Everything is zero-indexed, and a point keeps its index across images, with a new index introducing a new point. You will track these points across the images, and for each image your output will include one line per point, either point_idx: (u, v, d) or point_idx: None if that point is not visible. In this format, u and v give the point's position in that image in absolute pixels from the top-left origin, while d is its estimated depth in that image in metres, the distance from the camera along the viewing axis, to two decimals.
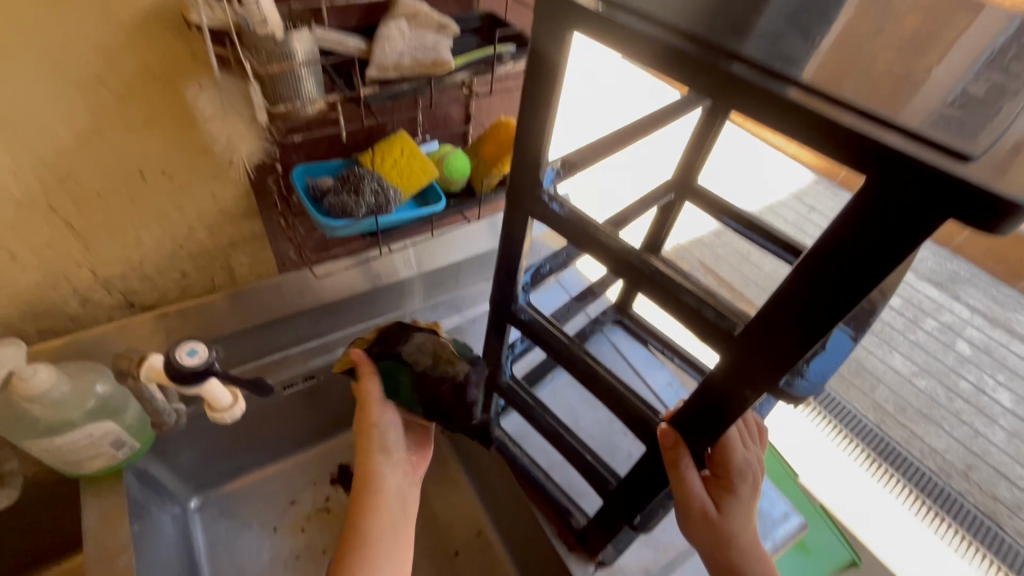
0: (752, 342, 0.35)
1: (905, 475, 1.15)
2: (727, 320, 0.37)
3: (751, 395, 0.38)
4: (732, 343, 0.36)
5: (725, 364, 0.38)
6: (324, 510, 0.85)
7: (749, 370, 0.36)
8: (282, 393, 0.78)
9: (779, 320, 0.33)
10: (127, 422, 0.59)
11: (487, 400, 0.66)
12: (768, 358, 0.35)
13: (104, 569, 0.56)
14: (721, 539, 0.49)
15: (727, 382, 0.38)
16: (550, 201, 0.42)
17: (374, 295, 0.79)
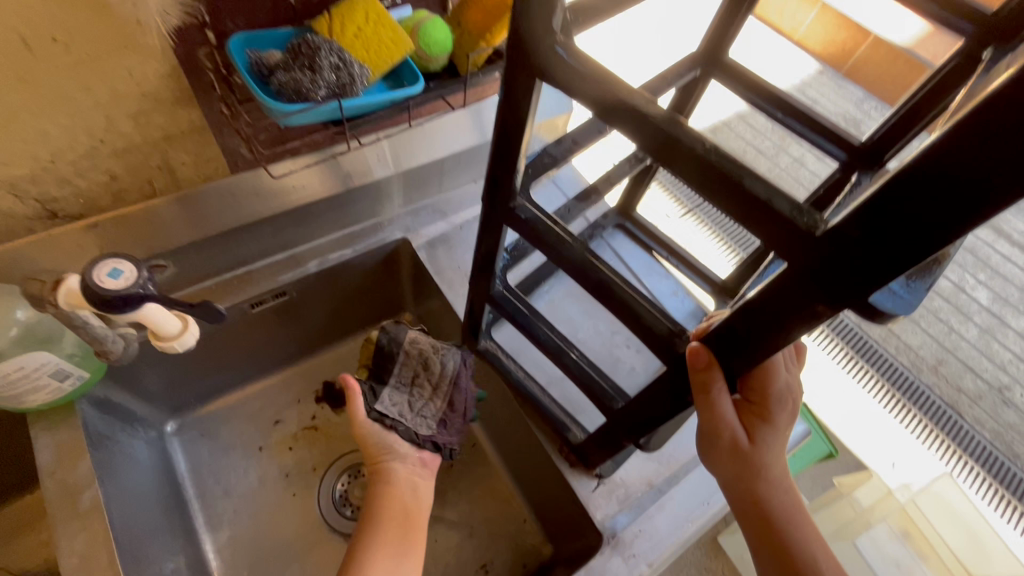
0: (840, 250, 0.25)
1: (880, 371, 1.17)
2: (804, 214, 0.26)
3: (826, 312, 0.28)
4: (810, 248, 0.26)
5: (793, 276, 0.28)
6: (310, 429, 0.81)
7: (815, 278, 0.27)
8: (251, 312, 0.71)
9: (891, 215, 0.23)
10: (66, 351, 0.51)
11: (479, 310, 0.59)
12: (844, 272, 0.26)
13: (68, 507, 0.51)
14: (748, 468, 0.46)
15: (791, 302, 0.29)
16: (563, 54, 0.31)
17: (346, 198, 0.68)
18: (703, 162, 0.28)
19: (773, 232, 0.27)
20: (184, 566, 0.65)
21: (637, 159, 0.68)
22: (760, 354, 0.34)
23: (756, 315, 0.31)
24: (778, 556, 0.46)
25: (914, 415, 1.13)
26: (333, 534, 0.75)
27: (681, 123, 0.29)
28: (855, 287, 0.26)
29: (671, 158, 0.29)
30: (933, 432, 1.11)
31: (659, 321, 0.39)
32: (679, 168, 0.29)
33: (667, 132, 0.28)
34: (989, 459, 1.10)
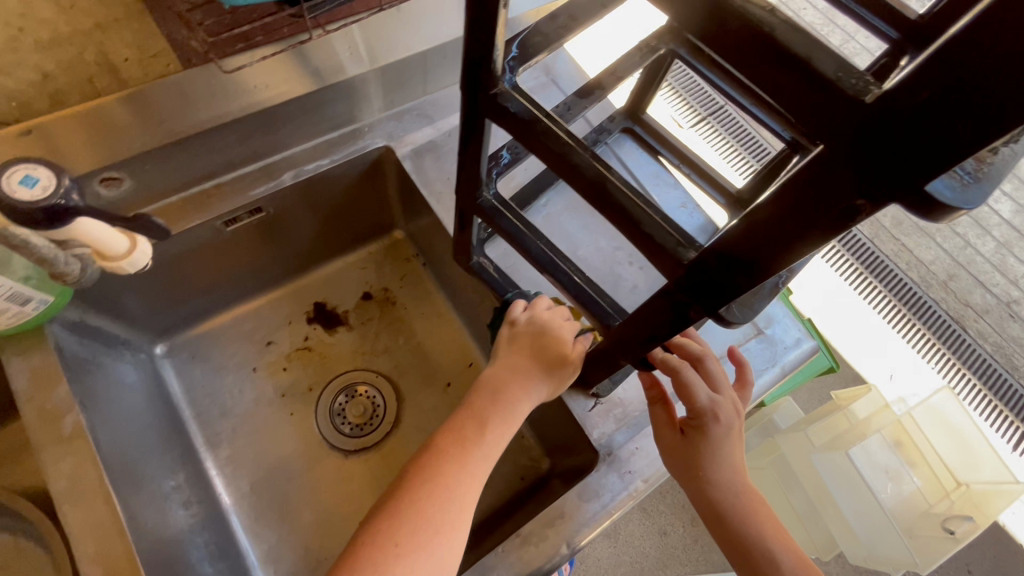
0: (899, 119, 0.19)
1: (888, 287, 1.16)
2: (861, 80, 0.21)
3: (867, 209, 0.23)
4: (859, 121, 0.21)
5: (832, 162, 0.22)
6: (304, 349, 0.80)
7: (864, 171, 0.21)
8: (228, 230, 0.66)
9: (983, 60, 0.17)
10: (20, 274, 0.46)
11: (468, 220, 0.54)
12: (900, 162, 0.20)
13: (50, 431, 0.50)
14: (695, 477, 0.48)
15: (823, 193, 0.23)
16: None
17: (317, 98, 0.60)
18: (734, 19, 0.22)
19: (816, 99, 0.22)
20: (185, 483, 0.65)
21: (649, 48, 0.60)
22: (772, 269, 0.28)
23: (778, 216, 0.26)
24: (735, 554, 0.47)
25: (918, 328, 1.13)
26: (332, 450, 0.75)
27: None
28: (907, 174, 0.20)
29: (691, 13, 0.23)
30: (934, 346, 1.12)
31: (661, 229, 0.34)
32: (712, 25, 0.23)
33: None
34: (981, 366, 1.11)
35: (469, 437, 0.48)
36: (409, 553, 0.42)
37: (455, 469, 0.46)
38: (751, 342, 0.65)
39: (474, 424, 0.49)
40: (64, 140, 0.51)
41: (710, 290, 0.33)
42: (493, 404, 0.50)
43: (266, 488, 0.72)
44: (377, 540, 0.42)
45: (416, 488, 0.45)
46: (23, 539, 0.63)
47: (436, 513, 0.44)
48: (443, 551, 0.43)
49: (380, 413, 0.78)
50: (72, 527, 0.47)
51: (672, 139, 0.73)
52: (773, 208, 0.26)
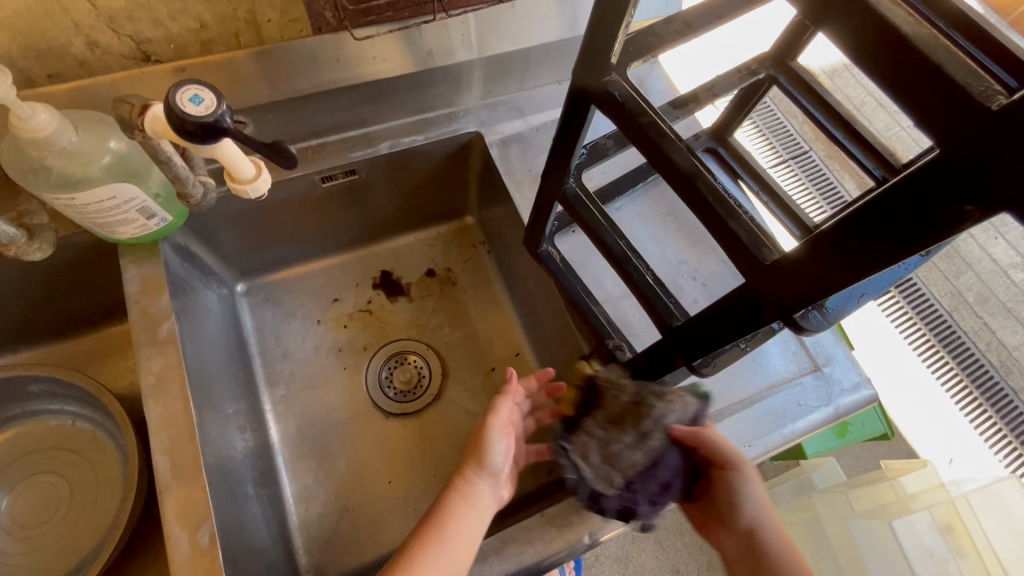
0: (1015, 126, 0.20)
1: (960, 365, 1.09)
2: (988, 88, 0.22)
3: (976, 215, 0.23)
4: (976, 127, 0.21)
5: (946, 165, 0.23)
6: (365, 311, 0.84)
7: (977, 175, 0.22)
8: (322, 186, 0.72)
9: None
10: (152, 190, 0.52)
11: (546, 207, 0.56)
12: (1015, 166, 0.21)
13: (149, 334, 0.56)
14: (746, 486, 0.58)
15: (926, 197, 0.24)
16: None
17: (425, 77, 0.65)
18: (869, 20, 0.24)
19: (938, 102, 0.23)
20: (242, 411, 0.71)
21: (749, 71, 0.61)
22: (857, 273, 0.28)
23: (873, 219, 0.26)
24: None
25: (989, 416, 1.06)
26: (374, 410, 0.79)
27: None
28: (1021, 180, 0.21)
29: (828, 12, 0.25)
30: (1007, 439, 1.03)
31: (748, 229, 0.34)
32: (838, 26, 0.25)
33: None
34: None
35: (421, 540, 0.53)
36: None
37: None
38: (806, 378, 0.63)
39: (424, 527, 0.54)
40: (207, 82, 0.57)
41: (783, 291, 0.33)
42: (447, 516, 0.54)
43: (310, 432, 0.77)
44: None
45: None
46: (100, 432, 0.70)
47: None
48: None
49: (426, 383, 0.81)
50: (153, 419, 0.53)
51: (755, 163, 0.73)
52: (868, 213, 0.26)
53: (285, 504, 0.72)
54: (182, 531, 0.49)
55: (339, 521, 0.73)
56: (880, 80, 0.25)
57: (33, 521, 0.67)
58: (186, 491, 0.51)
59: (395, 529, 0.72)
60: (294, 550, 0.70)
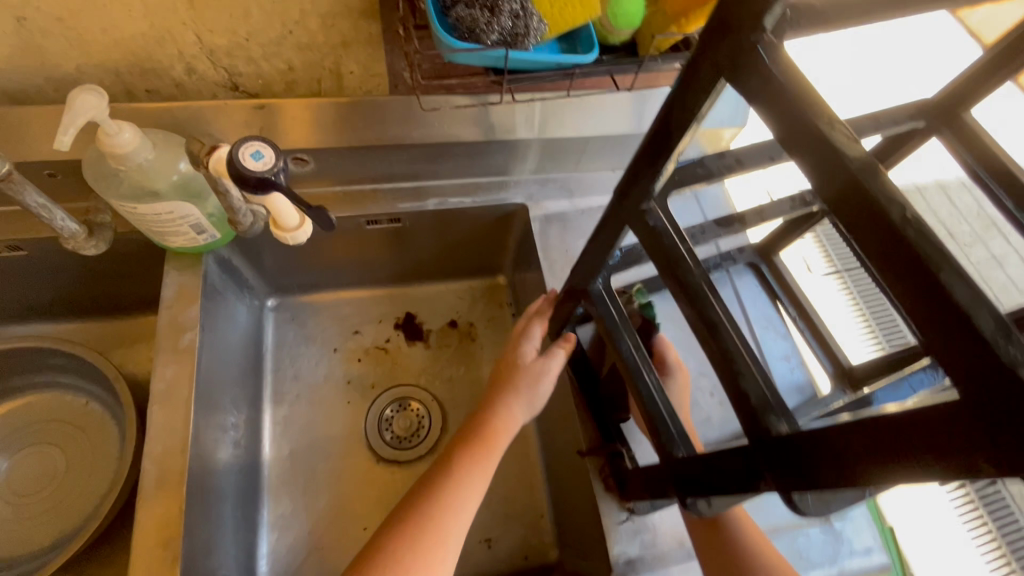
0: None
1: None
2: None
3: (990, 472, 0.22)
4: (1002, 387, 0.20)
5: (965, 413, 0.22)
6: (381, 349, 0.85)
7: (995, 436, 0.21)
8: (366, 229, 0.75)
9: None
10: (208, 210, 0.55)
11: (571, 297, 0.56)
12: None
13: (171, 341, 0.58)
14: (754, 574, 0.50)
15: (938, 435, 0.23)
16: (776, 71, 0.28)
17: (483, 147, 0.68)
18: (903, 243, 0.23)
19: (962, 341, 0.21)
20: (241, 425, 0.72)
21: (803, 202, 0.60)
22: (861, 474, 0.27)
23: (888, 434, 0.25)
24: None
25: None
26: (367, 451, 0.79)
27: (881, 173, 0.25)
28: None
29: (867, 220, 0.24)
30: None
31: (761, 389, 0.33)
32: (875, 233, 0.24)
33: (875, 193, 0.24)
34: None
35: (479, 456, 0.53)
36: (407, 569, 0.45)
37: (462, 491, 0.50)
38: (813, 529, 0.59)
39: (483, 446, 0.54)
40: (282, 121, 0.61)
41: (783, 465, 0.31)
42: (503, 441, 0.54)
43: (300, 460, 0.77)
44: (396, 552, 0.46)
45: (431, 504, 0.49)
46: (107, 416, 0.72)
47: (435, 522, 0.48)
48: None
49: (424, 434, 0.81)
50: (154, 425, 0.54)
51: (797, 290, 0.72)
52: (884, 425, 0.25)
53: (259, 528, 0.72)
54: (150, 545, 0.50)
55: (306, 559, 0.71)
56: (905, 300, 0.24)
57: (24, 489, 0.69)
58: (163, 505, 0.51)
59: None
60: None
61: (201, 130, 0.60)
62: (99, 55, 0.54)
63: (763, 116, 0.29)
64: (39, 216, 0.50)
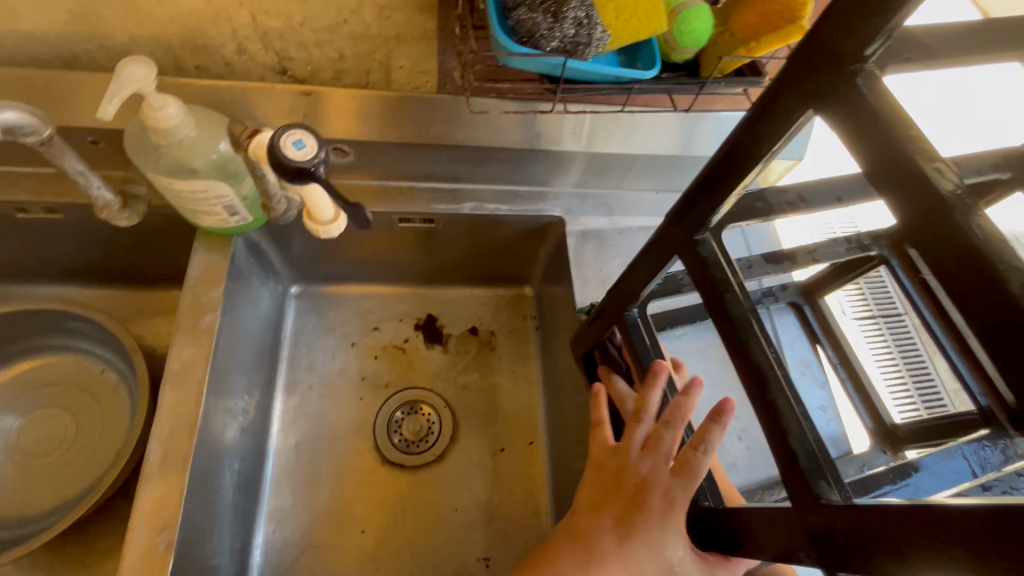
0: None
1: None
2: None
3: None
4: None
5: None
6: (399, 349, 0.84)
7: None
8: (398, 226, 0.73)
9: None
10: (242, 192, 0.54)
11: (602, 321, 0.54)
12: None
13: (191, 320, 0.57)
14: None
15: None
16: (876, 104, 0.25)
17: (526, 155, 0.65)
18: (1015, 323, 0.21)
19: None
20: (250, 411, 0.71)
21: (859, 245, 0.57)
22: (922, 567, 0.23)
23: (960, 529, 0.22)
24: None
25: None
26: (374, 452, 0.77)
27: (990, 231, 0.22)
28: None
29: (972, 291, 0.22)
30: None
31: (810, 450, 0.30)
32: (980, 307, 0.22)
33: (983, 260, 0.22)
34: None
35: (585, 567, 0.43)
36: None
37: None
38: None
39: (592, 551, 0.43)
40: (326, 108, 0.60)
41: (830, 541, 0.28)
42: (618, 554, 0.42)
43: (305, 453, 0.76)
44: None
45: None
46: (121, 385, 0.72)
47: None
48: None
49: (432, 440, 0.79)
50: (163, 405, 0.53)
51: (841, 335, 0.68)
52: (959, 517, 0.22)
53: (257, 518, 0.70)
54: (144, 529, 0.48)
55: (300, 555, 0.70)
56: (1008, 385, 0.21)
57: (32, 450, 0.69)
58: (162, 487, 0.50)
59: None
60: (248, 569, 0.68)
61: (246, 110, 0.59)
62: (154, 27, 0.54)
63: (851, 152, 0.26)
64: (75, 183, 0.50)
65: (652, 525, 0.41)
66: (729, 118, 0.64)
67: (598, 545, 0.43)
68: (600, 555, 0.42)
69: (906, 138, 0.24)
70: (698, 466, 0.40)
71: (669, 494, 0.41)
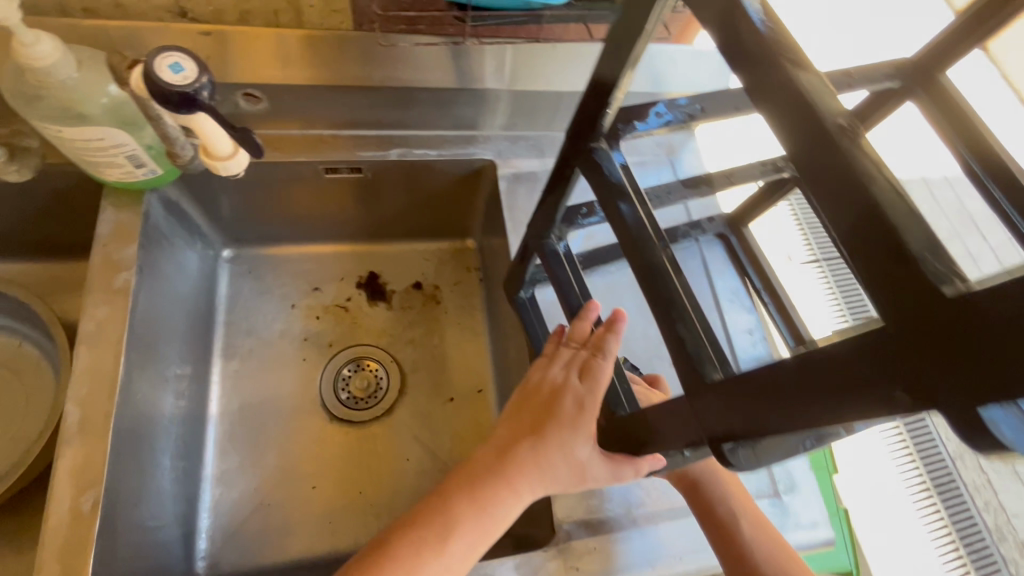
0: (960, 327, 0.19)
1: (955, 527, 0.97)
2: (948, 270, 0.20)
3: (900, 403, 0.21)
4: (929, 310, 0.20)
5: (888, 346, 0.21)
6: (342, 308, 0.83)
7: (919, 368, 0.20)
8: (326, 178, 0.71)
9: None
10: (145, 141, 0.51)
11: (527, 253, 0.55)
12: (952, 367, 0.19)
13: (103, 280, 0.54)
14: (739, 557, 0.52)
15: (862, 370, 0.22)
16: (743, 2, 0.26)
17: (451, 96, 0.64)
18: (847, 172, 0.22)
19: (895, 271, 0.21)
20: (186, 377, 0.69)
21: (774, 167, 0.59)
22: (784, 420, 0.26)
23: (812, 377, 0.24)
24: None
25: None
26: (321, 410, 0.77)
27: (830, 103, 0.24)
28: (957, 380, 0.19)
29: (812, 151, 0.24)
30: None
31: (698, 339, 0.32)
32: (819, 167, 0.23)
33: (820, 121, 0.23)
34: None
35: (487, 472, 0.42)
36: None
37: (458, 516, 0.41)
38: (764, 502, 0.59)
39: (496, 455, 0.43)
40: (232, 51, 0.57)
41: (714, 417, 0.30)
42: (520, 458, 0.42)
43: (249, 416, 0.75)
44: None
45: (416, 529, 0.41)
46: (44, 359, 0.69)
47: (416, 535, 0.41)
48: None
49: (381, 395, 0.79)
50: (78, 366, 0.51)
51: (765, 263, 0.71)
52: (812, 364, 0.24)
53: (201, 482, 0.70)
54: (67, 492, 0.47)
55: (250, 514, 0.70)
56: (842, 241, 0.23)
57: None
58: (85, 449, 0.49)
59: (306, 539, 0.69)
60: (195, 532, 0.67)
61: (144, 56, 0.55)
62: None
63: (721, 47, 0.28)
64: None
65: (556, 430, 0.43)
66: (658, 54, 0.69)
67: (502, 453, 0.43)
68: (515, 462, 0.42)
69: (758, 25, 0.26)
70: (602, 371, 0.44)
71: (580, 398, 0.43)
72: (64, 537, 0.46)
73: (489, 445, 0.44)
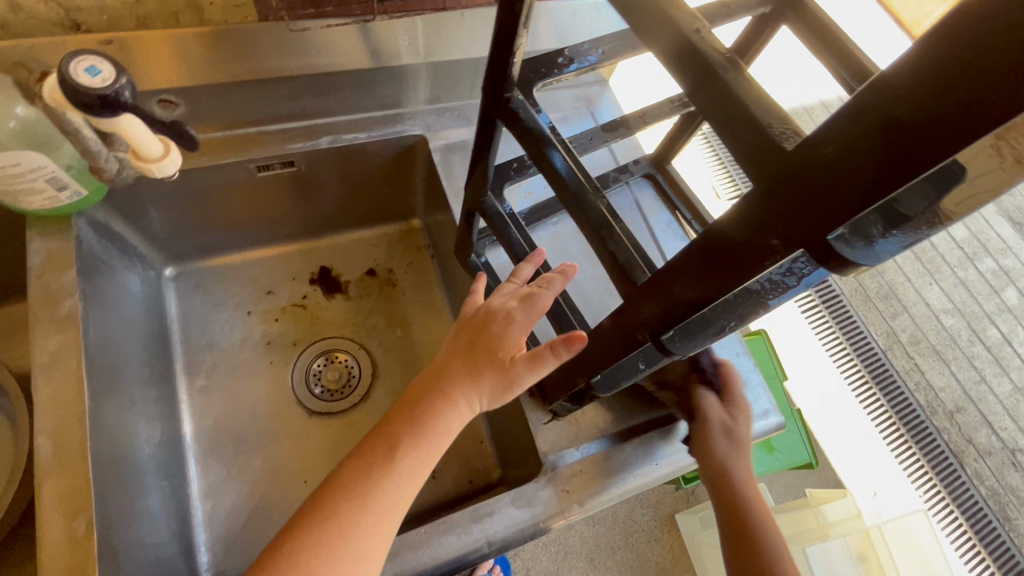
0: (804, 178, 0.24)
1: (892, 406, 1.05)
2: (787, 131, 0.26)
3: (782, 250, 0.26)
4: (786, 168, 0.25)
5: (762, 209, 0.26)
6: (299, 306, 0.83)
7: (787, 218, 0.25)
8: (259, 176, 0.71)
9: (862, 144, 0.22)
10: (63, 160, 0.50)
11: (469, 217, 0.59)
12: (804, 212, 0.24)
13: (47, 310, 0.53)
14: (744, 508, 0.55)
15: (749, 233, 0.27)
16: None
17: (370, 76, 0.65)
18: (711, 73, 0.28)
19: (758, 146, 0.26)
20: (152, 398, 0.68)
21: (679, 102, 0.64)
22: (708, 290, 0.31)
23: (719, 250, 0.29)
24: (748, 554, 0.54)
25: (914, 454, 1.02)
26: (298, 407, 0.77)
27: (692, 26, 0.29)
28: (811, 221, 0.24)
29: (683, 63, 0.29)
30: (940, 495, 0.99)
31: (626, 252, 0.39)
32: (695, 74, 0.29)
33: (687, 35, 0.29)
34: (977, 514, 0.99)
35: (427, 392, 0.48)
36: (331, 523, 0.42)
37: (405, 433, 0.46)
38: None
39: (435, 378, 0.48)
40: (139, 59, 0.56)
41: (658, 307, 0.35)
42: (459, 377, 0.48)
43: (226, 426, 0.74)
44: (316, 500, 0.44)
45: (370, 453, 0.45)
46: None
47: (369, 455, 0.45)
48: (362, 536, 0.42)
49: (354, 382, 0.80)
50: (40, 398, 0.50)
51: (689, 193, 0.76)
52: (713, 238, 0.29)
53: (190, 500, 0.69)
54: (57, 519, 0.47)
55: (246, 519, 0.70)
56: (719, 129, 0.29)
57: None
58: (64, 475, 0.48)
59: None
60: (194, 547, 0.67)
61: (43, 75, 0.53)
62: None
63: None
64: None
65: (495, 350, 0.48)
66: (558, 10, 0.72)
67: (439, 376, 0.48)
68: (450, 376, 0.48)
69: None
70: (537, 298, 0.49)
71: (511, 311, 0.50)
72: (61, 563, 0.46)
73: (429, 374, 0.49)
